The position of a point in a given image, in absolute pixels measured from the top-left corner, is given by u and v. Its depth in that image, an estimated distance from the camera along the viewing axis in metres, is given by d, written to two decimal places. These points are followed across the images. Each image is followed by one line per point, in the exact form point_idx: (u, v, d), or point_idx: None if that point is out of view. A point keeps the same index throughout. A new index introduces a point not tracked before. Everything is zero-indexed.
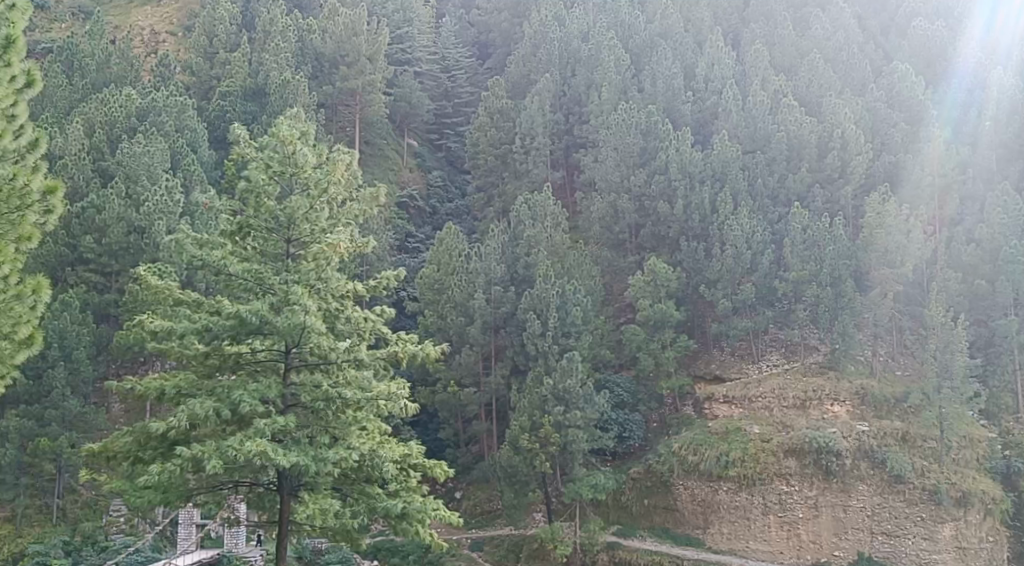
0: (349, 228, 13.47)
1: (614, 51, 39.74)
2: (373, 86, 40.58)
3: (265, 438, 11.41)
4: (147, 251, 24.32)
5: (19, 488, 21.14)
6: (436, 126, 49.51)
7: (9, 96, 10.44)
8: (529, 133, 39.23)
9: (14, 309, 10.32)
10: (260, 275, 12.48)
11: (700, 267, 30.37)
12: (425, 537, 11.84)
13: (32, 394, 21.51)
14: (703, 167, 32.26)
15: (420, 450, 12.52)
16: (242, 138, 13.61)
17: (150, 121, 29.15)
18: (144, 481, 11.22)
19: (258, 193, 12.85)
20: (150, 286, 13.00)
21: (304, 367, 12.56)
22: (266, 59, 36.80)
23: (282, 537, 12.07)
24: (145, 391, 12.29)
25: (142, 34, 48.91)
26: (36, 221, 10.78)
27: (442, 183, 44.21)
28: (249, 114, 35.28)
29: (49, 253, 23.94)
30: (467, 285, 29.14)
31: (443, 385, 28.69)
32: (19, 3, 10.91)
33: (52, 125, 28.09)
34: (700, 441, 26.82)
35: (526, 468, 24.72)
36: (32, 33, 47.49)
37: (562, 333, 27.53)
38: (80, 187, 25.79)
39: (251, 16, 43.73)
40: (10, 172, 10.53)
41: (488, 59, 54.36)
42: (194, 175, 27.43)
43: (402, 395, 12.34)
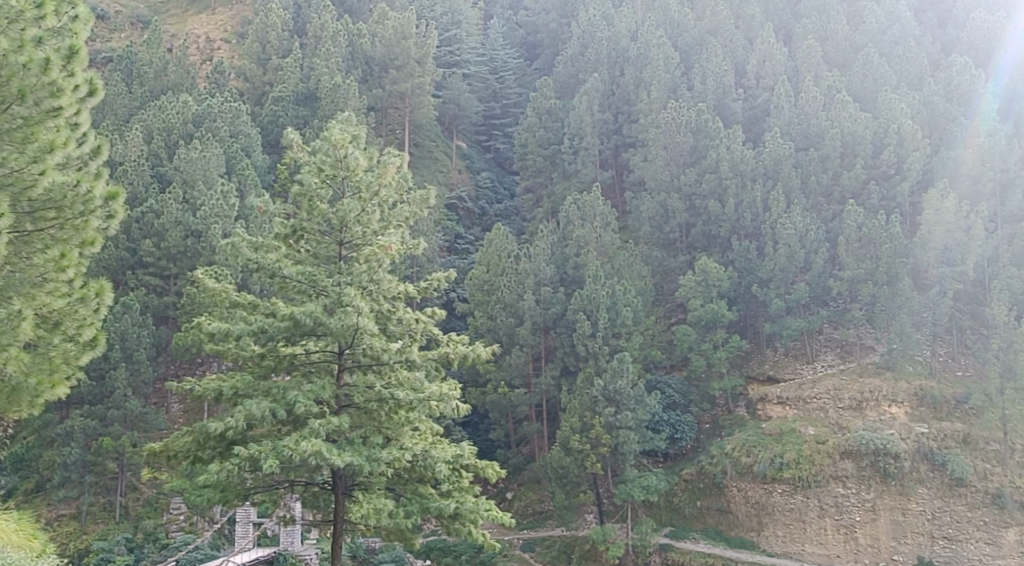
0: (400, 230, 13.60)
1: (663, 49, 39.52)
2: (422, 88, 40.99)
3: (320, 439, 11.54)
4: (204, 254, 24.77)
5: (83, 486, 21.52)
6: (485, 127, 49.90)
7: (74, 105, 10.70)
8: (578, 133, 39.26)
9: (78, 312, 10.60)
10: (314, 277, 12.65)
11: (751, 267, 30.08)
12: (477, 538, 11.90)
13: (95, 394, 21.98)
14: (754, 165, 31.88)
15: (472, 451, 12.57)
16: (295, 144, 13.81)
17: (206, 127, 29.81)
18: (203, 481, 11.42)
19: (312, 197, 13.07)
20: (207, 289, 13.27)
21: (358, 368, 12.75)
22: (317, 63, 37.32)
23: (337, 535, 12.21)
24: (204, 392, 12.52)
25: (198, 41, 50.03)
26: (99, 226, 11.07)
27: (490, 184, 44.43)
28: (301, 119, 35.75)
29: (110, 257, 24.56)
30: (516, 286, 29.24)
31: (493, 386, 28.82)
32: (81, 14, 11.20)
33: (113, 132, 28.81)
34: (753, 442, 26.72)
35: (577, 469, 24.66)
36: (93, 43, 48.83)
37: (612, 333, 27.46)
38: (140, 192, 26.34)
39: (301, 22, 44.39)
40: (74, 179, 10.82)
41: (536, 60, 54.40)
42: (248, 179, 27.94)
43: (454, 395, 12.41)
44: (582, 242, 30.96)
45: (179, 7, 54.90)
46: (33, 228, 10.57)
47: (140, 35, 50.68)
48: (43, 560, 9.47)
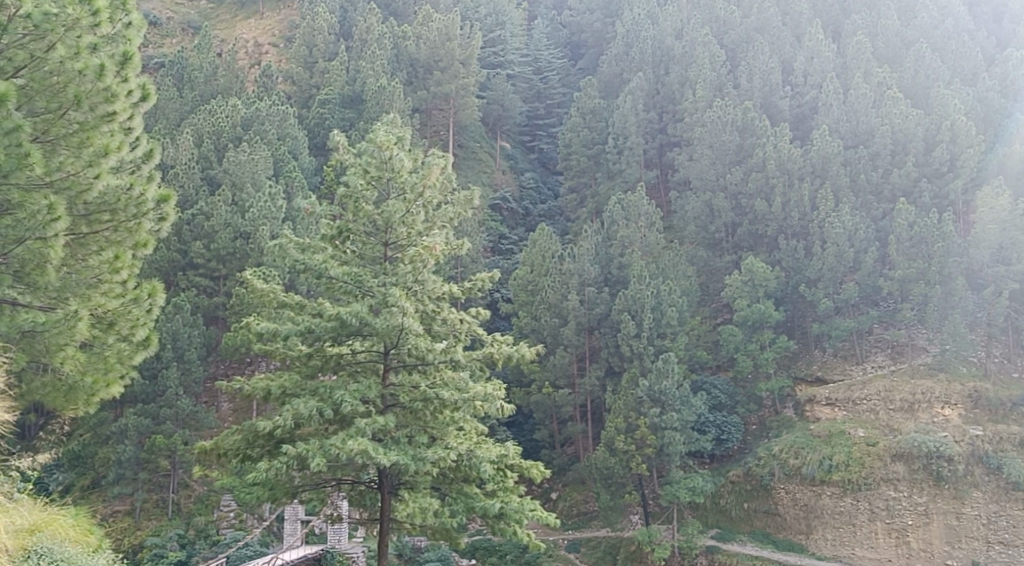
0: (444, 230, 13.66)
1: (708, 47, 39.13)
2: (466, 89, 41.23)
3: (366, 438, 11.65)
4: (252, 255, 25.14)
5: (138, 482, 21.90)
6: (529, 128, 49.99)
7: (127, 110, 10.93)
8: (622, 133, 39.12)
9: (131, 312, 10.78)
10: (360, 277, 12.79)
11: (799, 266, 29.69)
12: (521, 537, 11.92)
13: (149, 393, 22.42)
14: (802, 163, 31.46)
15: (516, 451, 12.58)
16: (340, 146, 13.98)
17: (254, 130, 30.30)
18: (252, 479, 11.59)
19: (357, 199, 13.21)
20: (256, 290, 13.49)
21: (403, 368, 12.85)
22: (363, 66, 37.67)
23: (384, 533, 12.31)
24: (252, 391, 12.71)
25: (246, 46, 50.83)
26: (151, 228, 11.33)
27: (534, 184, 44.42)
28: (347, 121, 36.12)
29: (162, 258, 25.06)
30: (560, 286, 29.25)
31: (537, 387, 28.83)
32: (134, 21, 11.44)
33: (164, 136, 29.41)
34: (802, 444, 26.45)
35: (622, 470, 24.56)
36: (146, 49, 49.93)
37: (657, 334, 27.30)
38: (191, 195, 26.80)
39: (347, 25, 44.87)
40: (127, 182, 11.08)
41: (580, 60, 54.22)
42: (296, 182, 28.32)
43: (498, 396, 12.44)
44: (627, 242, 30.82)
45: (228, 12, 55.85)
46: (88, 230, 10.82)
47: (191, 40, 51.66)
48: (99, 556, 9.67)
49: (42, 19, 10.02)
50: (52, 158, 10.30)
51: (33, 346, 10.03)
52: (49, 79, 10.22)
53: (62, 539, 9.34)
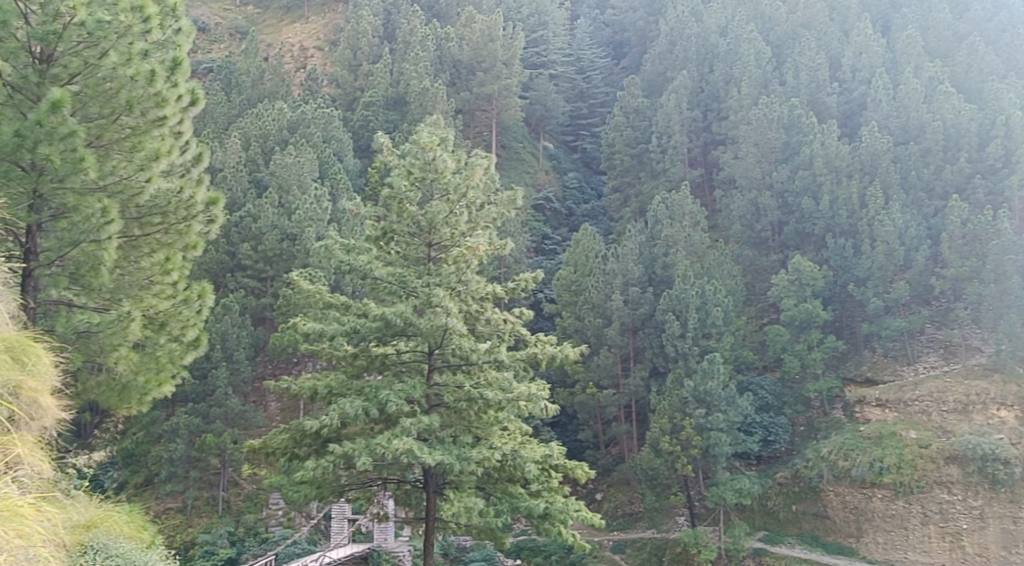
0: (488, 231, 13.67)
1: (754, 44, 38.79)
2: (509, 90, 41.41)
3: (412, 437, 11.71)
4: (299, 257, 25.43)
5: (189, 481, 22.24)
6: (572, 128, 49.93)
7: (177, 115, 11.12)
8: (666, 132, 38.88)
9: (182, 313, 11.00)
10: (404, 278, 12.87)
11: (848, 265, 29.27)
12: (567, 538, 11.91)
13: (199, 393, 22.80)
14: (850, 161, 31.00)
15: (561, 451, 12.56)
16: (385, 147, 14.07)
17: (301, 133, 30.73)
18: (300, 477, 11.72)
19: (401, 200, 13.29)
20: (302, 291, 13.66)
21: (448, 368, 12.91)
22: (407, 68, 37.90)
23: (429, 532, 12.37)
24: (299, 390, 12.87)
25: (292, 50, 51.52)
26: (200, 231, 11.50)
27: (578, 184, 44.32)
28: (391, 123, 36.39)
29: (211, 260, 25.47)
30: (604, 287, 29.22)
31: (582, 387, 28.77)
32: (184, 27, 11.63)
33: (213, 140, 29.92)
34: (851, 446, 26.04)
35: (667, 471, 24.42)
36: (195, 55, 50.91)
37: (702, 334, 27.08)
38: (238, 198, 27.19)
39: (391, 28, 45.25)
40: (177, 186, 11.28)
41: (623, 59, 54.00)
42: (341, 184, 28.58)
43: (542, 396, 12.42)
44: (671, 242, 30.60)
45: (274, 17, 56.62)
46: (139, 232, 11.03)
47: (239, 45, 52.52)
48: (153, 552, 9.87)
49: (96, 26, 10.21)
50: (106, 162, 10.51)
51: (88, 346, 10.26)
52: (103, 85, 10.41)
53: (118, 535, 9.52)
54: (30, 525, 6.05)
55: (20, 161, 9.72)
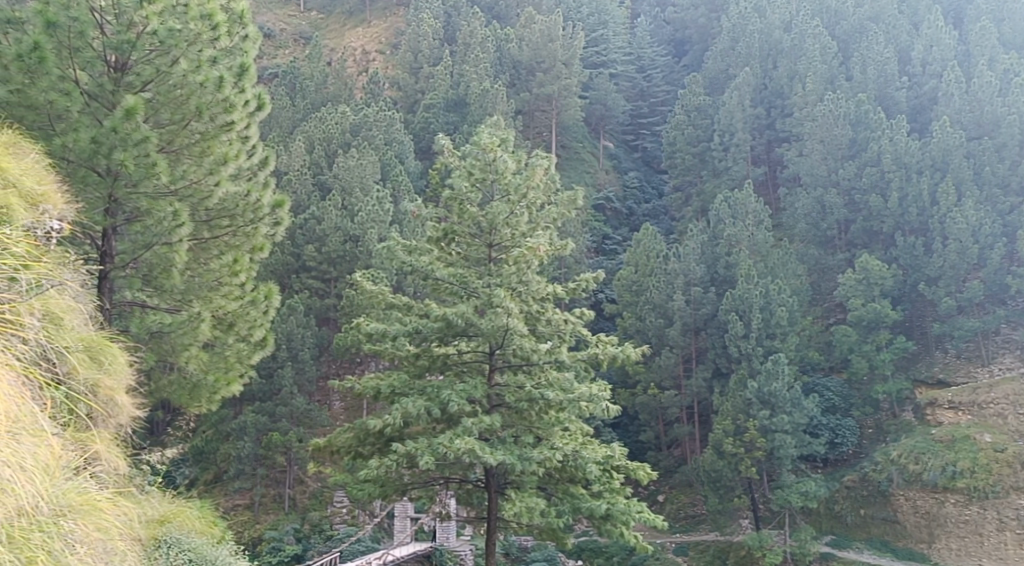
0: (549, 231, 13.65)
1: (819, 39, 37.63)
2: (569, 90, 41.50)
3: (473, 437, 11.78)
4: (362, 258, 25.83)
5: (256, 478, 22.74)
6: (632, 127, 49.60)
7: (244, 119, 11.32)
8: (729, 129, 38.74)
9: (250, 314, 11.26)
10: (465, 278, 12.93)
11: (918, 264, 28.50)
12: (629, 539, 11.85)
13: (265, 391, 23.27)
14: (921, 157, 30.08)
15: (623, 452, 12.50)
16: (445, 149, 14.18)
17: (363, 136, 31.25)
18: (364, 476, 11.89)
19: (462, 201, 13.42)
20: (365, 291, 13.82)
21: (508, 369, 12.98)
22: (467, 70, 38.12)
23: (491, 531, 12.41)
24: (363, 390, 13.05)
25: (355, 54, 52.28)
26: (266, 233, 11.72)
27: (638, 183, 44.05)
28: (452, 124, 36.68)
29: (278, 262, 26.00)
30: (666, 286, 29.24)
31: (643, 388, 28.67)
32: (251, 34, 11.81)
33: (279, 144, 30.52)
34: (922, 448, 25.33)
35: (731, 473, 24.19)
36: (261, 60, 52.11)
37: (766, 334, 26.66)
38: (303, 200, 27.62)
39: (452, 30, 45.63)
40: (245, 189, 11.46)
41: (685, 57, 53.54)
42: (402, 185, 28.91)
43: (603, 396, 12.36)
44: (734, 241, 30.22)
45: (337, 22, 57.47)
46: (209, 235, 11.28)
47: (303, 51, 53.59)
48: (223, 547, 10.15)
49: (167, 35, 10.45)
50: (177, 166, 10.75)
51: (160, 346, 10.61)
52: (173, 92, 10.66)
53: (190, 530, 9.82)
54: (107, 519, 6.01)
55: (96, 167, 10.02)
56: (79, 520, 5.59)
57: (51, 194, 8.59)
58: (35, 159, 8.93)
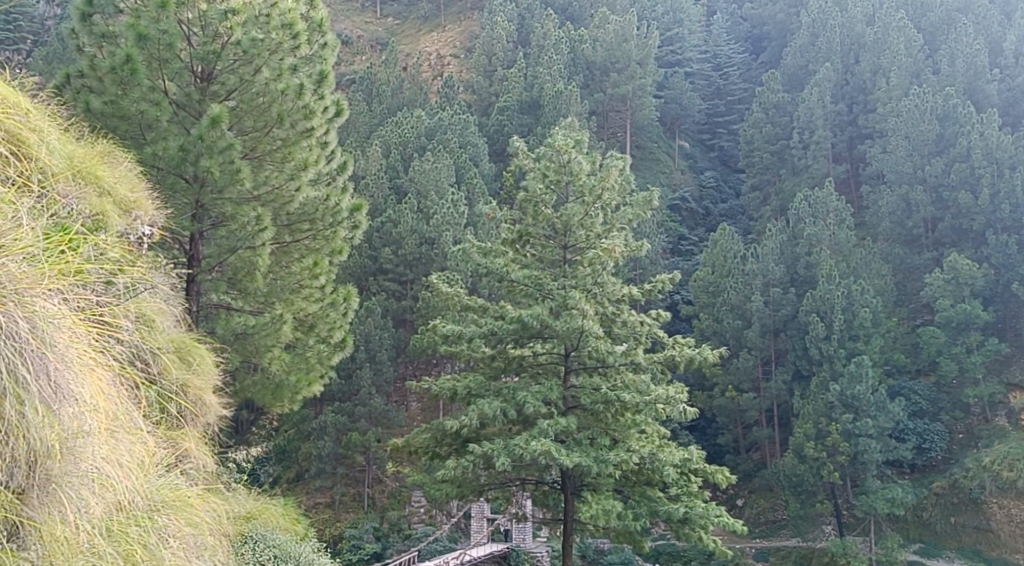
0: (624, 232, 13.52)
1: (904, 32, 36.81)
2: (644, 90, 41.67)
3: (549, 439, 11.77)
4: (437, 260, 26.21)
5: (337, 477, 23.24)
6: (708, 126, 48.70)
7: (323, 125, 11.45)
8: (808, 127, 37.79)
9: (330, 315, 11.59)
10: (540, 280, 12.88)
11: (1011, 263, 27.38)
12: (707, 544, 11.70)
13: (345, 392, 23.71)
14: (1014, 152, 29.16)
15: (701, 455, 12.34)
16: (520, 151, 14.22)
17: (438, 140, 31.67)
18: (441, 476, 12.01)
19: (536, 202, 13.44)
20: (441, 294, 13.96)
21: (584, 370, 12.91)
22: (541, 72, 38.15)
23: (568, 533, 12.37)
24: (440, 391, 13.17)
25: (429, 59, 52.98)
26: (345, 236, 11.94)
27: (715, 183, 43.42)
28: (526, 126, 36.81)
29: (354, 264, 26.37)
30: (743, 287, 28.79)
31: (721, 390, 28.30)
32: (330, 41, 11.94)
33: (357, 149, 31.10)
34: (1016, 454, 24.22)
35: (812, 478, 23.64)
36: (339, 67, 53.24)
37: (848, 336, 26.00)
38: (379, 203, 28.01)
39: (525, 32, 45.75)
40: (324, 193, 11.65)
41: (763, 53, 52.72)
42: (477, 188, 29.16)
43: (681, 398, 12.23)
44: (814, 241, 29.59)
45: (412, 27, 58.26)
46: (290, 238, 11.53)
47: (379, 57, 54.51)
48: (306, 544, 10.36)
49: (250, 45, 10.78)
50: (260, 172, 11.01)
51: (245, 346, 10.92)
52: (256, 99, 10.92)
53: (274, 526, 10.07)
54: (197, 515, 6.23)
55: (183, 174, 10.32)
56: (170, 515, 5.73)
57: (142, 201, 8.88)
58: (127, 167, 9.24)
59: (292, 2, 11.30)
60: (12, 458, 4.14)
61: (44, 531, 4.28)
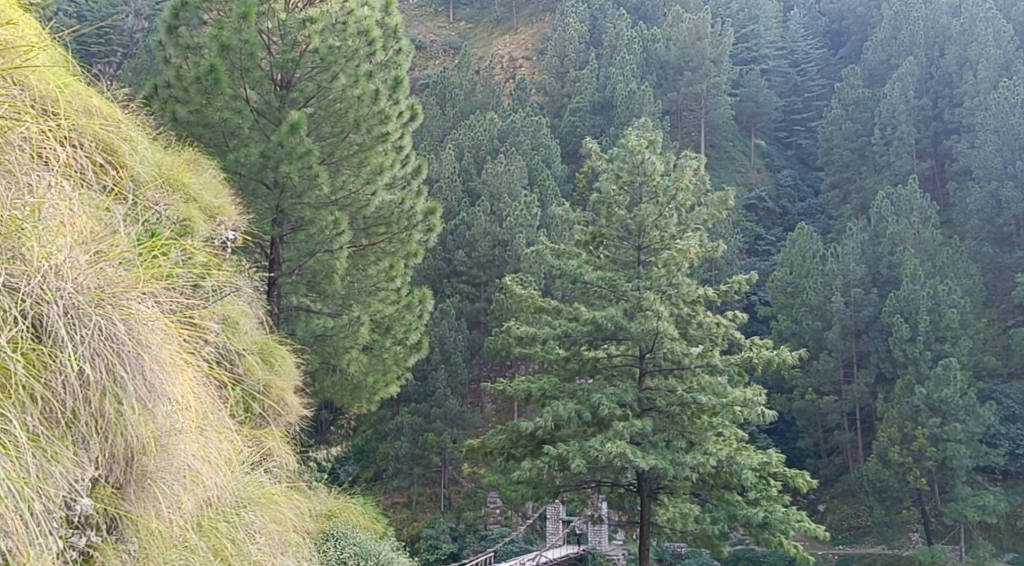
0: (699, 232, 13.36)
1: (992, 22, 35.79)
2: (718, 88, 41.36)
3: (625, 440, 11.67)
4: (511, 262, 26.33)
5: (413, 477, 23.49)
6: (785, 123, 47.79)
7: (398, 130, 11.59)
8: (891, 123, 36.95)
9: (405, 317, 11.79)
10: (614, 282, 12.83)
11: None
12: (789, 549, 11.41)
13: (421, 393, 23.97)
14: None
15: (780, 458, 12.11)
16: (594, 152, 14.16)
17: (511, 142, 31.89)
18: (517, 477, 12.05)
19: (610, 203, 13.34)
20: (515, 296, 14.02)
21: (659, 372, 12.75)
22: (613, 72, 37.96)
23: (644, 536, 12.22)
24: (515, 392, 13.21)
25: (502, 61, 53.38)
26: (420, 239, 12.05)
27: (792, 182, 42.54)
28: (598, 127, 36.71)
29: (428, 266, 26.69)
30: (823, 288, 28.25)
31: (800, 393, 27.88)
32: (404, 46, 11.93)
33: (431, 152, 31.52)
34: None
35: (898, 484, 23.07)
36: (413, 72, 54.14)
37: (934, 337, 25.15)
38: (453, 206, 28.28)
39: (597, 32, 45.62)
40: (399, 198, 11.77)
41: (842, 48, 51.55)
42: (550, 190, 29.24)
43: (759, 401, 12.02)
44: (898, 239, 28.76)
45: (484, 30, 58.83)
46: (366, 242, 11.69)
47: (451, 61, 55.22)
48: (386, 543, 10.50)
49: (327, 52, 10.91)
50: (337, 177, 11.16)
51: (324, 348, 11.12)
52: (334, 106, 11.10)
53: (355, 524, 10.23)
54: (281, 511, 6.35)
55: (265, 180, 10.60)
56: (256, 511, 5.85)
57: (226, 207, 9.12)
58: (212, 174, 9.50)
59: (368, 10, 11.25)
60: (110, 454, 4.14)
61: (139, 525, 4.31)
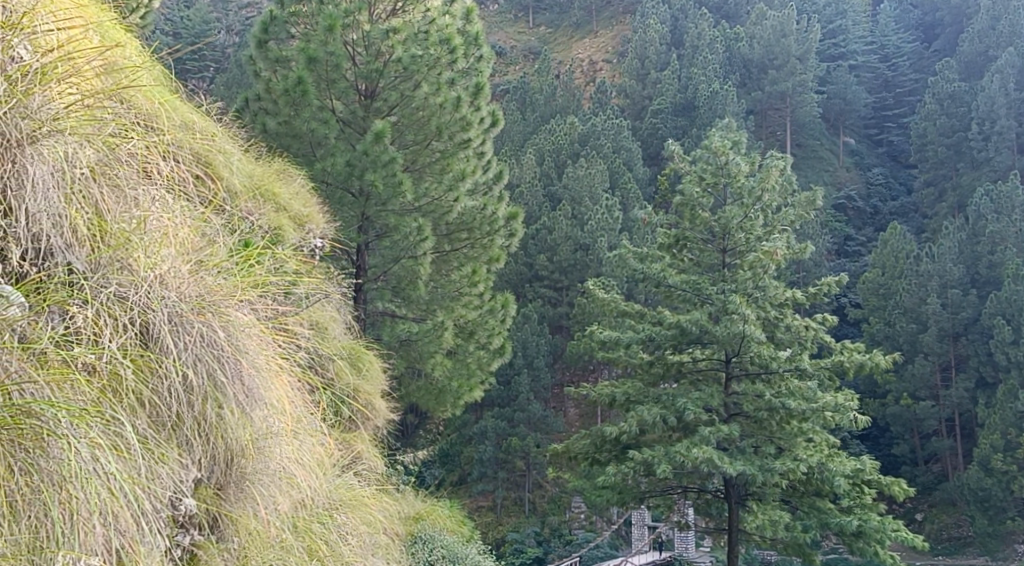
0: (786, 234, 13.09)
1: None
2: (804, 85, 40.55)
3: (711, 446, 11.46)
4: (593, 266, 26.24)
5: (498, 480, 23.59)
6: (876, 120, 46.43)
7: (479, 135, 11.70)
8: (990, 117, 35.59)
9: (489, 322, 11.86)
10: (698, 284, 12.65)
11: None
12: (884, 559, 11.05)
13: (504, 397, 24.09)
14: None
15: (874, 465, 11.73)
16: (676, 154, 14.03)
17: (592, 145, 31.83)
18: (602, 482, 11.97)
19: (694, 206, 13.17)
20: (597, 300, 13.95)
21: (746, 376, 12.47)
22: (695, 73, 37.54)
23: (732, 543, 11.96)
24: (598, 397, 13.16)
25: (582, 65, 53.54)
26: (501, 244, 12.11)
27: (884, 180, 41.22)
28: (680, 129, 36.26)
29: (511, 271, 26.83)
30: (918, 289, 27.27)
31: (894, 398, 27.06)
32: (485, 54, 12.10)
33: (512, 157, 31.70)
34: None
35: (1001, 493, 22.44)
36: (493, 78, 54.72)
37: None
38: (534, 210, 28.34)
39: (679, 32, 45.08)
40: (481, 203, 11.88)
41: (935, 41, 49.74)
42: (632, 193, 29.18)
43: (851, 405, 11.67)
44: (998, 239, 27.62)
45: (564, 34, 59.01)
46: (449, 247, 11.80)
47: (531, 65, 55.63)
48: (473, 546, 10.59)
49: (410, 61, 11.08)
50: (420, 184, 11.31)
51: (409, 353, 11.26)
52: (416, 114, 11.25)
53: (441, 527, 10.35)
54: (370, 513, 6.45)
55: (350, 188, 10.76)
56: (348, 513, 5.94)
57: (314, 215, 9.34)
58: (300, 184, 9.75)
59: (450, 18, 11.60)
60: (211, 456, 4.26)
61: (240, 525, 4.43)
